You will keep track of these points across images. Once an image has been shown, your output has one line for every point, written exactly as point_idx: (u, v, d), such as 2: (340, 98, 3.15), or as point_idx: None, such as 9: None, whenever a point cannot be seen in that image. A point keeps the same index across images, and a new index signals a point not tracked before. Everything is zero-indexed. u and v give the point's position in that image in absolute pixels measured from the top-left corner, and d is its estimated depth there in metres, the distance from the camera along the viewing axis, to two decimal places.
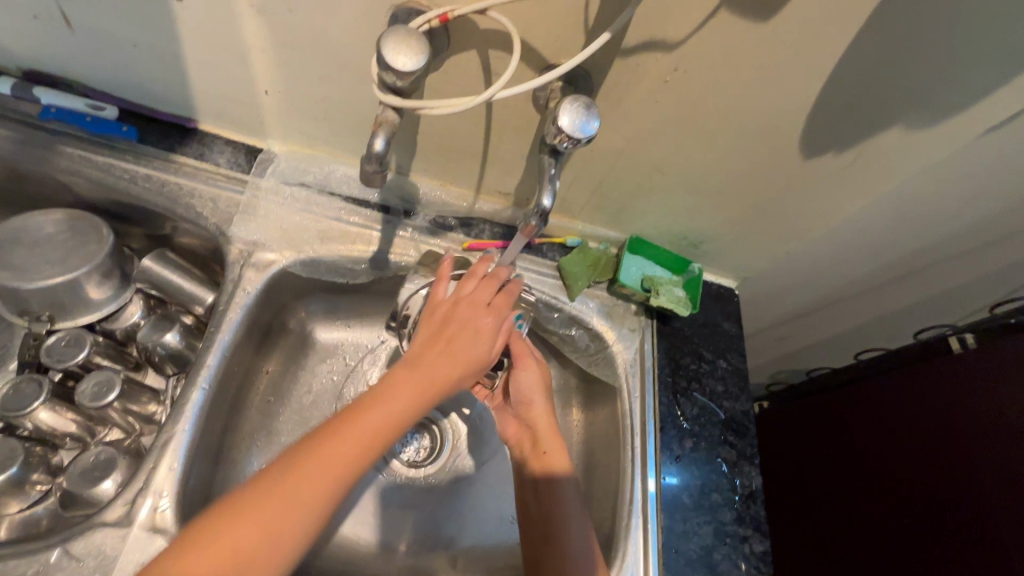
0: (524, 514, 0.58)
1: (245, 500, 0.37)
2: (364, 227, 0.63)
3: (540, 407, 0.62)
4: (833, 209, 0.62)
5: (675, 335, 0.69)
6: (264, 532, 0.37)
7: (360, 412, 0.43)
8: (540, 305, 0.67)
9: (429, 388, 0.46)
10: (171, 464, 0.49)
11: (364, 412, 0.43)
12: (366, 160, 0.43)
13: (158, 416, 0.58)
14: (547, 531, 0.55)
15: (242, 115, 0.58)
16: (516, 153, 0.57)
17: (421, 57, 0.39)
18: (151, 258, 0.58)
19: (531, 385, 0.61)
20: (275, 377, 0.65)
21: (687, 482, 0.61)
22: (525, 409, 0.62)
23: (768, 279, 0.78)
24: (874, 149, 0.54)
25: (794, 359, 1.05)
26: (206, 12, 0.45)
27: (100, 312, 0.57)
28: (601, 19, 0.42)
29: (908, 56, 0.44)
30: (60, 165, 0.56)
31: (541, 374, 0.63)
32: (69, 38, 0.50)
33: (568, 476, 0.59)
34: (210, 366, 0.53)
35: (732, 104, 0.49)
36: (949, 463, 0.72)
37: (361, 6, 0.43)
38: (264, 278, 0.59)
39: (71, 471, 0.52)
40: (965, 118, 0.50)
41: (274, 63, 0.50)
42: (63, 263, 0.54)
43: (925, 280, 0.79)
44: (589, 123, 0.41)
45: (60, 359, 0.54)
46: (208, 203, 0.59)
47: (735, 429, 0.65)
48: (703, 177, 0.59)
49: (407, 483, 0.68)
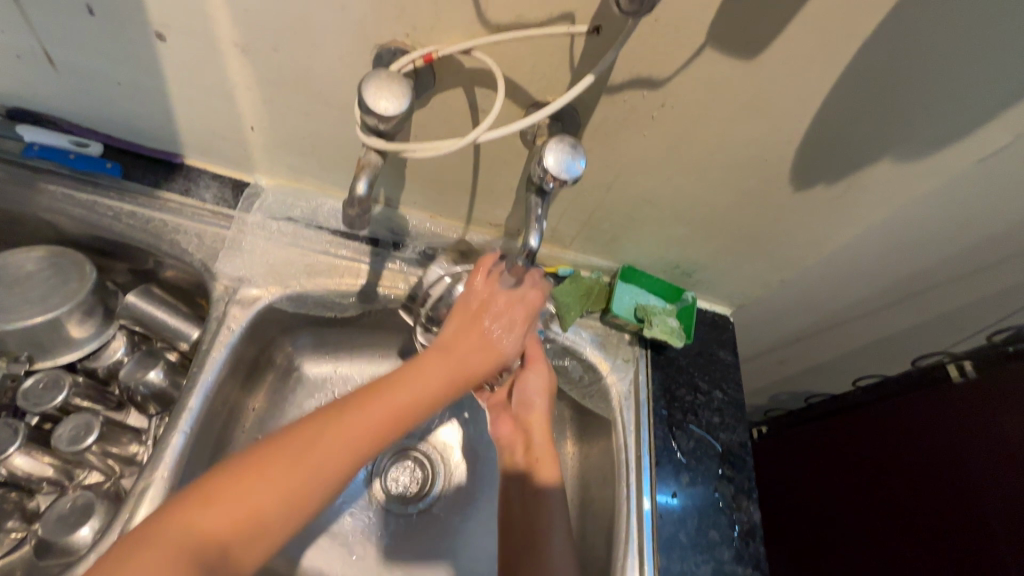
0: (507, 525, 0.57)
1: (272, 460, 0.38)
2: (353, 260, 0.62)
3: (538, 412, 0.60)
4: (826, 238, 0.62)
5: (670, 365, 0.68)
6: (246, 516, 0.36)
7: (373, 404, 0.43)
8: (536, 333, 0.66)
9: (431, 395, 0.46)
10: (148, 514, 0.47)
11: (377, 398, 0.43)
12: (349, 204, 0.43)
13: (140, 456, 0.56)
14: (530, 554, 0.54)
15: (229, 150, 0.58)
16: (505, 186, 0.57)
17: (403, 100, 0.38)
18: (135, 294, 0.57)
19: (535, 389, 0.60)
20: (262, 414, 0.63)
21: (684, 519, 0.59)
22: (525, 412, 0.60)
23: (762, 306, 0.78)
24: (865, 181, 0.53)
25: (791, 383, 1.04)
26: (191, 52, 0.45)
27: (81, 350, 0.56)
28: (586, 58, 0.42)
29: (895, 91, 0.44)
30: (42, 203, 0.55)
31: (550, 379, 0.61)
32: (53, 77, 0.50)
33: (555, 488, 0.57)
34: (192, 408, 0.52)
35: (720, 138, 0.49)
36: (952, 493, 0.71)
37: (345, 46, 0.43)
38: (250, 314, 0.57)
39: (47, 517, 0.50)
40: (955, 150, 0.50)
41: (260, 100, 0.50)
42: (42, 303, 0.53)
43: (920, 306, 0.78)
44: (575, 162, 0.41)
45: (37, 403, 0.53)
46: (193, 238, 0.58)
47: (732, 462, 0.64)
48: (694, 209, 0.58)
49: (399, 521, 0.65)
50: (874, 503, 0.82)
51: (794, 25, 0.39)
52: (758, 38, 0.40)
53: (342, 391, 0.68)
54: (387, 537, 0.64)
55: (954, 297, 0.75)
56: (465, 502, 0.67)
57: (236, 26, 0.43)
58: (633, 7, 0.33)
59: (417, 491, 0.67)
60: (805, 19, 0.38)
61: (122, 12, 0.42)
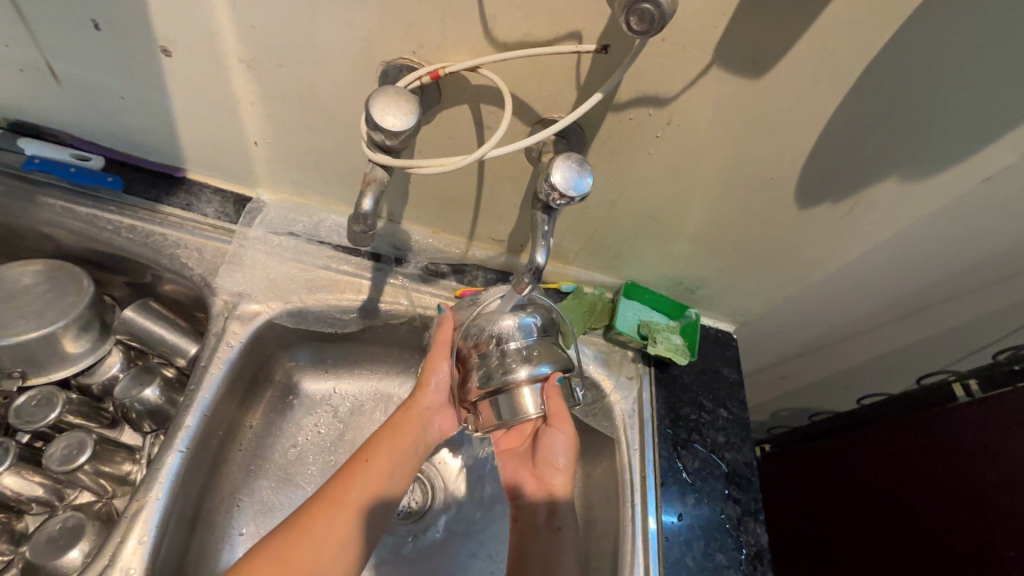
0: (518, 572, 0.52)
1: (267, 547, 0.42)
2: (355, 275, 0.62)
3: (561, 467, 0.57)
4: (830, 255, 0.62)
5: (674, 383, 0.67)
6: None
7: (341, 493, 0.46)
8: None
9: (393, 468, 0.50)
10: (141, 538, 0.45)
11: (345, 484, 0.47)
12: (354, 220, 0.43)
13: (132, 476, 0.54)
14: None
15: (232, 166, 0.58)
16: (509, 203, 0.57)
17: (411, 117, 0.38)
18: (133, 309, 0.56)
19: (559, 450, 0.56)
20: (259, 432, 0.62)
21: (690, 542, 0.58)
22: (546, 468, 0.57)
23: (766, 322, 0.77)
24: (869, 199, 0.54)
25: (794, 400, 1.03)
26: (195, 66, 0.45)
27: (76, 366, 0.55)
28: (593, 77, 0.42)
29: (900, 110, 0.44)
30: (41, 217, 0.55)
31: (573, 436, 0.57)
32: (56, 90, 0.49)
33: (569, 527, 0.55)
34: (188, 427, 0.50)
35: (725, 156, 0.49)
36: (961, 513, 0.69)
37: (352, 63, 0.43)
38: (249, 330, 0.57)
39: (35, 540, 0.48)
40: (959, 169, 0.50)
41: (263, 115, 0.50)
42: (38, 317, 0.52)
43: (923, 323, 0.78)
44: (582, 179, 0.41)
45: (29, 421, 0.51)
46: (194, 253, 0.58)
47: (739, 483, 0.62)
48: (698, 225, 0.58)
49: (398, 543, 0.63)
50: (880, 522, 0.80)
51: (800, 45, 0.39)
52: (764, 57, 0.40)
53: (342, 408, 0.67)
54: (387, 557, 0.62)
55: (959, 314, 0.75)
56: (465, 523, 0.66)
57: (241, 42, 0.43)
58: (643, 27, 0.32)
59: (414, 511, 0.66)
60: (811, 39, 0.38)
61: (128, 27, 0.42)
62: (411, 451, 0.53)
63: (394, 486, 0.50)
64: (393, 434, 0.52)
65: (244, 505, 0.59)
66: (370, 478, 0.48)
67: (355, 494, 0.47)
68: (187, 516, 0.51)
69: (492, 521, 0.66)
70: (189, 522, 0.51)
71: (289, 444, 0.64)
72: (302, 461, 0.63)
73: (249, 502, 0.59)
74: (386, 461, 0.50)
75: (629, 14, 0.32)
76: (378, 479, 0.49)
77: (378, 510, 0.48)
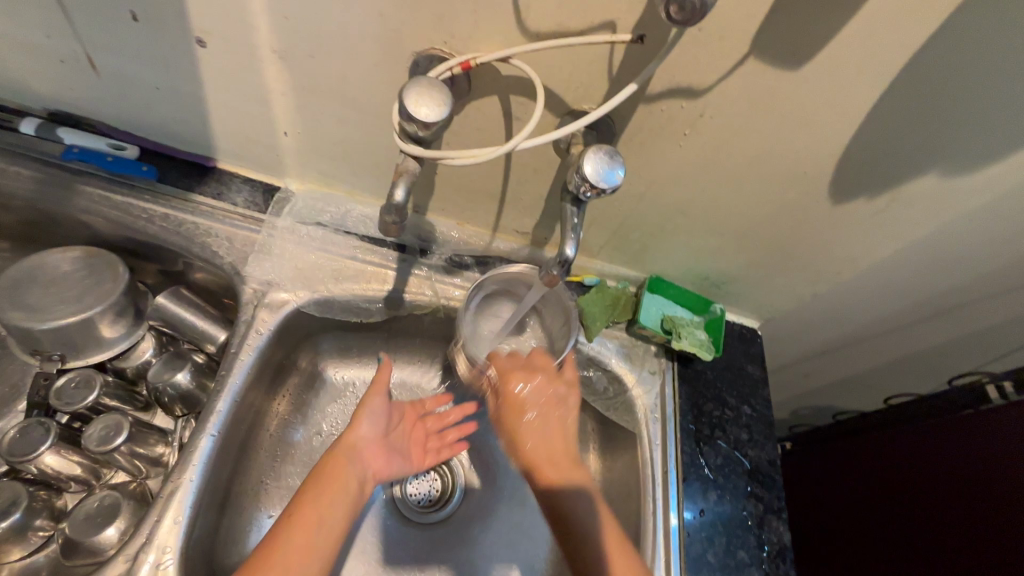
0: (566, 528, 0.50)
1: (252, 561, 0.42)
2: (380, 266, 0.62)
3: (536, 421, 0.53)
4: (862, 252, 0.60)
5: (698, 378, 0.67)
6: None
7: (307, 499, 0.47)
8: (582, 358, 0.65)
9: (336, 493, 0.48)
10: (176, 518, 0.47)
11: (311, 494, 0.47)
12: (387, 210, 0.43)
13: (165, 458, 0.56)
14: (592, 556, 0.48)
15: (262, 156, 0.58)
16: (536, 195, 0.56)
17: (444, 108, 0.38)
18: (166, 295, 0.57)
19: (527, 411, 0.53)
20: (286, 418, 0.63)
21: (711, 538, 0.58)
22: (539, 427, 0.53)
23: (792, 319, 0.76)
24: (907, 195, 0.52)
25: (817, 397, 1.02)
26: (230, 58, 0.46)
27: (112, 350, 0.57)
28: (626, 68, 0.41)
29: (948, 102, 0.43)
30: (79, 204, 0.56)
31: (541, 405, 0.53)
32: (93, 80, 0.50)
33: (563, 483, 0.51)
34: (220, 411, 0.52)
35: (757, 150, 0.48)
36: (992, 514, 0.68)
37: (383, 53, 0.43)
38: (277, 318, 0.58)
39: (73, 517, 0.50)
40: (1003, 166, 0.48)
41: (295, 107, 0.50)
42: (77, 303, 0.54)
43: (957, 322, 0.76)
44: (613, 171, 0.40)
45: (68, 402, 0.53)
46: (224, 241, 0.59)
47: (761, 481, 0.62)
48: (727, 220, 0.57)
49: (423, 532, 0.64)
50: (901, 522, 0.81)
51: (840, 36, 0.38)
52: (806, 46, 0.39)
53: (365, 397, 0.67)
54: (410, 543, 0.63)
55: (995, 314, 0.73)
56: (482, 512, 0.67)
57: (275, 33, 0.43)
58: (684, 16, 0.32)
59: (435, 501, 0.67)
60: (858, 25, 0.37)
61: (165, 19, 0.43)
62: (346, 493, 0.49)
63: (327, 531, 0.46)
64: (330, 471, 0.49)
65: (272, 491, 0.60)
66: (321, 496, 0.47)
67: (280, 556, 0.42)
68: (217, 499, 0.53)
69: (506, 512, 0.67)
70: (219, 504, 0.53)
71: (314, 431, 0.64)
72: (326, 448, 0.64)
73: (280, 487, 0.60)
74: (310, 514, 0.46)
75: (670, 3, 0.31)
76: (305, 536, 0.44)
77: (319, 551, 0.44)
